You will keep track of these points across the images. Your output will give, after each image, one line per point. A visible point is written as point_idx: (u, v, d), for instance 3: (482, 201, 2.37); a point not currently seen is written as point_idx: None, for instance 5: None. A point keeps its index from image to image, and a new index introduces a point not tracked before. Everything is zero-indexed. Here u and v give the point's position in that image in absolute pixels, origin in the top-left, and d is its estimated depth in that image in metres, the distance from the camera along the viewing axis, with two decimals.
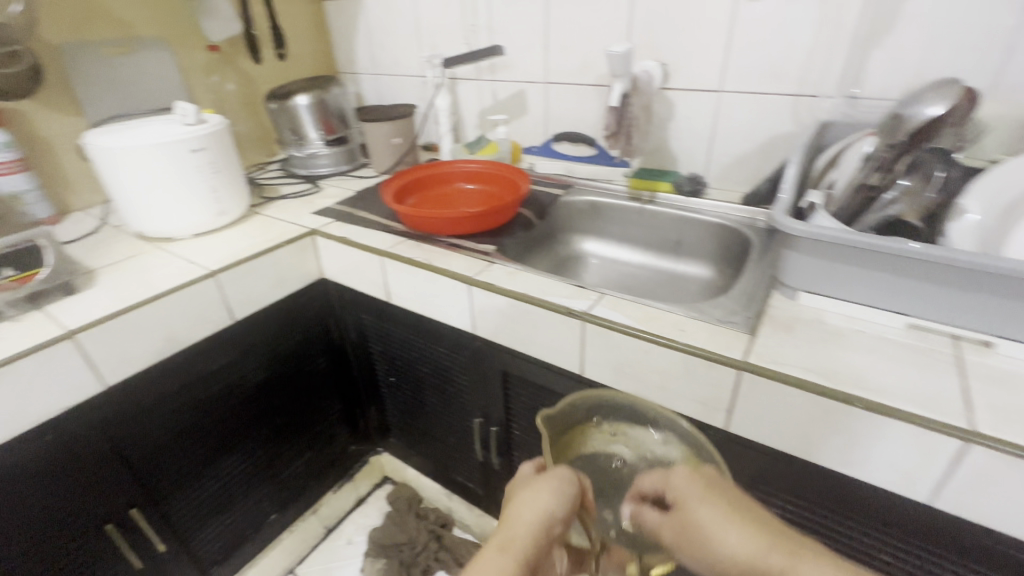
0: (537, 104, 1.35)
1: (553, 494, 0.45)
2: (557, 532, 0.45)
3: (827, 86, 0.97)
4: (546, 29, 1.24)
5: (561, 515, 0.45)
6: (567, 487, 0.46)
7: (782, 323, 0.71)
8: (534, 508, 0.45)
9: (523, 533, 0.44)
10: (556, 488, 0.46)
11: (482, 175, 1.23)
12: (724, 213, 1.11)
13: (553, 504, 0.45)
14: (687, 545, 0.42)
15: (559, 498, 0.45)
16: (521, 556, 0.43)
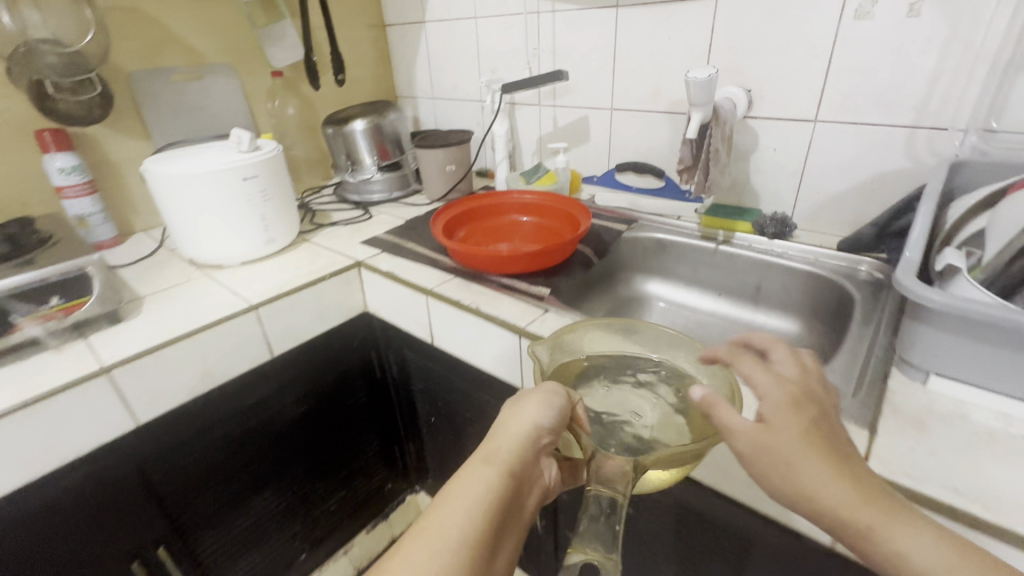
0: (600, 132, 1.26)
1: (541, 405, 0.58)
2: (542, 438, 0.58)
3: (953, 117, 0.82)
4: (613, 52, 1.15)
5: (543, 421, 0.58)
6: (554, 396, 0.58)
7: (908, 416, 0.56)
8: (522, 416, 0.58)
9: (508, 442, 0.58)
10: (545, 404, 0.58)
11: (540, 208, 1.15)
12: (816, 259, 0.96)
13: (537, 413, 0.58)
14: (774, 466, 0.45)
15: (546, 409, 0.58)
16: (503, 464, 0.57)
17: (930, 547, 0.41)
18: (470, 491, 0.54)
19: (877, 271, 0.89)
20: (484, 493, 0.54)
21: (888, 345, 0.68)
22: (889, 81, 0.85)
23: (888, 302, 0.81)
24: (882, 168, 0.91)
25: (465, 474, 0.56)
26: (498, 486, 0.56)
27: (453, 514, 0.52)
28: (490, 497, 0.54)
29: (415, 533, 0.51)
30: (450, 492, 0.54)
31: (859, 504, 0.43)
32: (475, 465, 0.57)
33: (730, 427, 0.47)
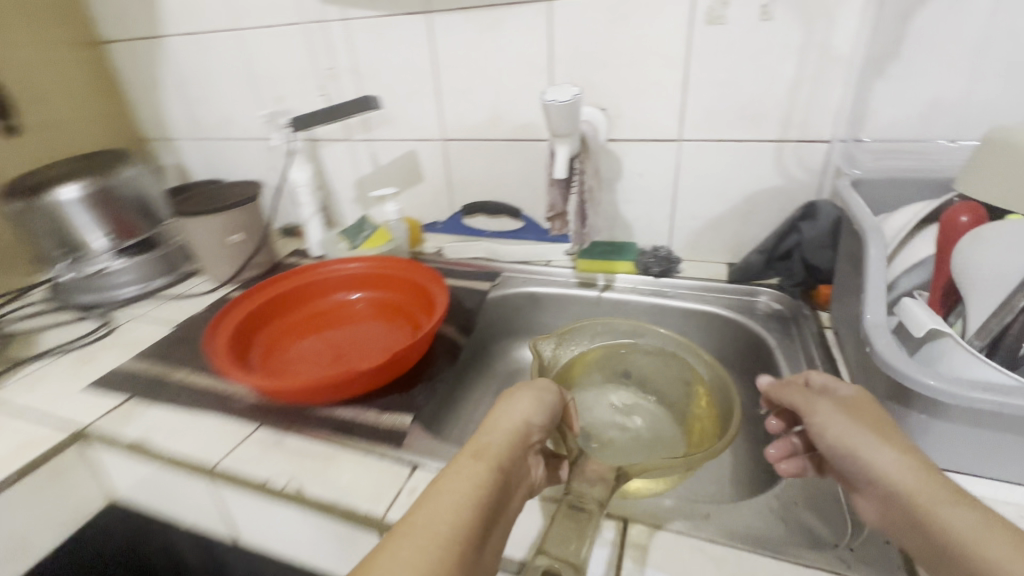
0: (434, 168, 1.00)
1: (532, 402, 0.51)
2: (533, 439, 0.49)
3: (816, 130, 0.75)
4: (433, 69, 0.90)
5: (535, 421, 0.49)
6: (547, 399, 0.52)
7: None
8: (514, 412, 0.49)
9: (502, 437, 0.47)
10: (538, 400, 0.51)
11: (376, 278, 0.87)
12: (708, 294, 0.84)
13: (530, 410, 0.50)
14: (842, 436, 0.41)
15: (537, 409, 0.50)
16: (496, 460, 0.45)
17: (982, 529, 0.32)
18: (459, 486, 0.41)
19: (776, 302, 0.79)
20: (474, 488, 0.41)
21: None
22: (751, 92, 0.76)
23: (803, 341, 0.71)
24: (754, 186, 0.82)
25: (448, 472, 0.43)
26: (491, 483, 0.43)
27: (440, 512, 0.39)
28: (484, 497, 0.41)
29: (390, 537, 0.37)
30: (434, 491, 0.40)
31: (929, 484, 0.35)
32: (460, 460, 0.45)
33: (808, 404, 0.45)
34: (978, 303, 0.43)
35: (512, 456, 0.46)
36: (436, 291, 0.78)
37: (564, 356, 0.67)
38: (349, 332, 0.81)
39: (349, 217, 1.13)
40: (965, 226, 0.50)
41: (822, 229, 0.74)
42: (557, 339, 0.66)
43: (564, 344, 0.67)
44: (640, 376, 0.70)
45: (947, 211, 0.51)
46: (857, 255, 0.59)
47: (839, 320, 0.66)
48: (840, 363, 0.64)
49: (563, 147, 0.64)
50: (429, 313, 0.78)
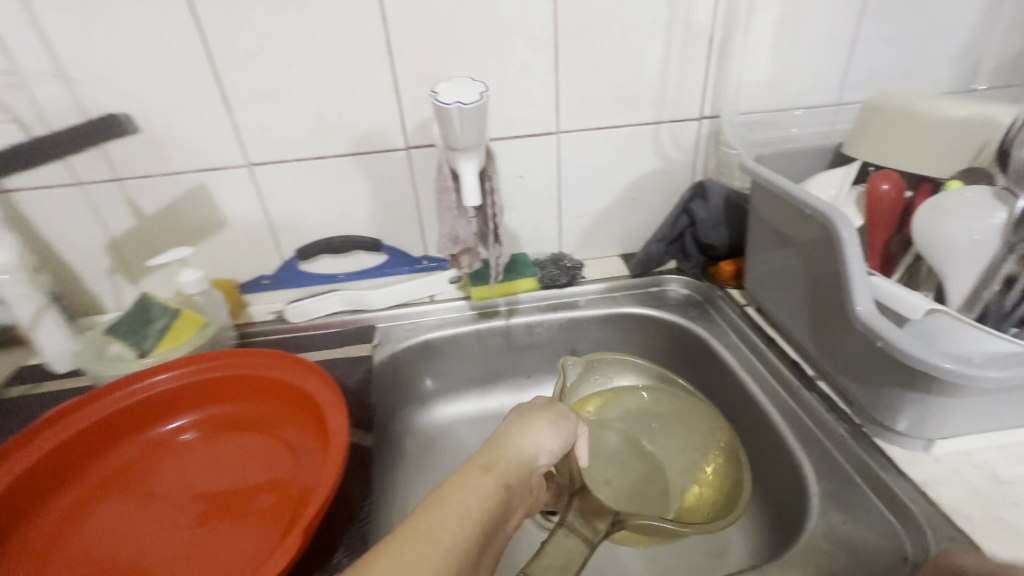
0: (240, 207, 0.71)
1: (551, 425, 0.45)
2: (541, 465, 0.44)
3: (686, 109, 0.73)
4: (212, 67, 0.62)
5: (551, 447, 0.44)
6: (566, 423, 0.46)
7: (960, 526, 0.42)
8: (526, 431, 0.44)
9: (512, 452, 0.42)
10: (560, 426, 0.46)
11: (200, 390, 0.57)
12: (618, 294, 0.78)
13: (547, 432, 0.44)
14: None
15: (555, 431, 0.45)
16: (504, 476, 0.40)
17: None
18: (461, 502, 0.36)
19: (685, 287, 0.77)
20: (477, 508, 0.36)
21: (821, 400, 0.55)
22: (622, 73, 0.69)
23: (731, 324, 0.69)
24: (635, 173, 0.78)
25: (453, 484, 0.38)
26: (496, 502, 0.38)
27: (443, 525, 0.34)
28: (487, 515, 0.37)
29: (384, 548, 0.32)
30: (434, 505, 0.36)
31: None
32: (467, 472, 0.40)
33: None
34: (959, 276, 0.44)
35: (518, 476, 0.41)
36: (315, 388, 0.55)
37: (584, 383, 0.57)
38: (174, 492, 0.51)
39: (108, 296, 0.75)
40: (887, 193, 0.51)
41: (714, 208, 0.73)
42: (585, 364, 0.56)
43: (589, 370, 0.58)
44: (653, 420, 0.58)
45: (867, 181, 0.52)
46: (786, 235, 0.57)
47: (762, 297, 0.66)
48: (779, 341, 0.64)
49: (471, 165, 0.49)
50: (313, 422, 0.55)
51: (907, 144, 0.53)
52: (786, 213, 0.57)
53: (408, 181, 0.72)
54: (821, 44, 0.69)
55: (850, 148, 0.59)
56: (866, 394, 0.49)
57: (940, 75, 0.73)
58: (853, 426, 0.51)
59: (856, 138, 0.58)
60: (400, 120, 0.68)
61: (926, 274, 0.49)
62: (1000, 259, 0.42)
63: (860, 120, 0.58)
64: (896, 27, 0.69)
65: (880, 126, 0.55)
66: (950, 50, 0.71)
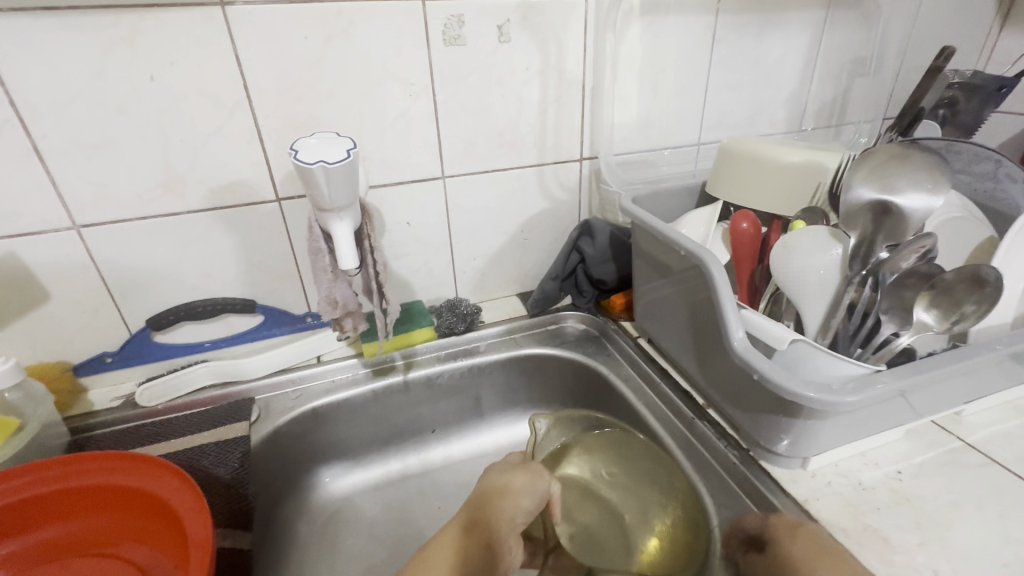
0: (68, 276, 0.60)
1: (526, 485, 0.43)
2: (519, 521, 0.42)
3: (566, 151, 0.75)
4: (17, 115, 0.51)
5: (527, 505, 0.42)
6: (542, 479, 0.44)
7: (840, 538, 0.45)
8: (507, 488, 0.43)
9: (494, 509, 0.42)
10: (533, 483, 0.44)
11: (9, 517, 0.45)
12: (517, 335, 0.77)
13: (523, 491, 0.43)
14: None
15: (532, 490, 0.43)
16: (489, 535, 0.41)
17: None
18: (438, 563, 0.39)
19: (581, 322, 0.79)
20: (450, 571, 0.38)
21: (712, 427, 0.57)
22: (502, 118, 0.69)
23: (627, 357, 0.71)
24: (524, 213, 0.78)
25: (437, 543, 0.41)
26: (474, 562, 0.39)
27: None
28: (463, 571, 0.39)
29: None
30: (418, 567, 0.39)
31: None
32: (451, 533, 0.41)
33: None
34: (814, 306, 0.49)
35: (498, 535, 0.41)
36: (170, 493, 0.46)
37: (559, 441, 0.54)
38: None
39: None
40: (747, 231, 0.55)
41: (601, 245, 0.76)
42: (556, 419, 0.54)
43: (563, 424, 0.55)
44: (628, 476, 0.52)
45: (729, 221, 0.56)
46: (664, 270, 0.60)
47: (651, 329, 0.69)
48: (671, 371, 0.66)
49: (344, 226, 0.46)
50: (171, 535, 0.46)
51: (763, 182, 0.59)
52: (661, 251, 0.59)
53: (281, 234, 0.66)
54: (679, 91, 0.75)
55: (714, 188, 0.64)
56: (749, 420, 0.52)
57: (779, 117, 0.83)
58: (742, 451, 0.54)
59: (718, 179, 0.63)
60: (266, 170, 0.61)
61: (786, 305, 0.53)
62: (842, 291, 0.48)
63: (718, 162, 0.63)
64: (740, 75, 0.77)
65: (738, 167, 0.61)
66: (782, 97, 0.81)
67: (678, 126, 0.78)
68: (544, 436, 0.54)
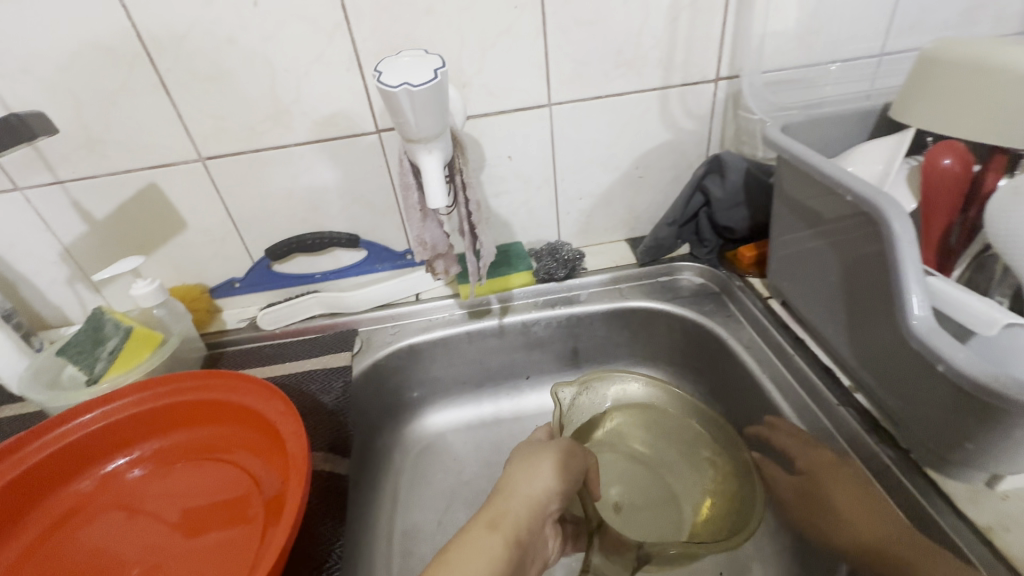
0: (198, 206, 0.64)
1: (563, 468, 0.43)
2: (554, 508, 0.42)
3: (696, 70, 0.62)
4: (144, 48, 0.54)
5: (562, 489, 0.42)
6: (575, 458, 0.45)
7: None
8: (540, 475, 0.42)
9: (523, 503, 0.40)
10: (561, 463, 0.43)
11: (161, 415, 0.52)
12: (623, 286, 0.70)
13: (556, 471, 0.43)
14: None
15: (568, 475, 0.43)
16: (513, 532, 0.38)
17: None
18: (476, 559, 0.35)
19: (699, 276, 0.69)
20: (491, 564, 0.35)
21: (858, 418, 0.47)
22: (620, 27, 0.58)
23: (751, 320, 0.61)
24: (641, 146, 0.68)
25: (457, 545, 0.37)
26: (505, 560, 0.36)
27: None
28: (496, 571, 0.35)
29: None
30: (439, 567, 0.35)
31: None
32: (478, 524, 0.38)
33: None
34: None
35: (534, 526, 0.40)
36: (279, 416, 0.49)
37: (579, 406, 0.56)
38: (156, 517, 0.48)
39: (72, 307, 0.70)
40: (951, 169, 0.42)
41: (732, 186, 0.64)
42: (579, 384, 0.55)
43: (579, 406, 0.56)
44: (669, 442, 0.57)
45: (926, 152, 0.43)
46: (815, 216, 0.48)
47: (788, 292, 0.57)
48: (809, 342, 0.55)
49: (433, 158, 0.41)
50: (279, 454, 0.49)
51: (993, 100, 0.42)
52: (814, 192, 0.47)
53: (382, 168, 0.64)
54: None
55: (905, 111, 0.48)
56: (917, 419, 0.41)
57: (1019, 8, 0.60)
58: (899, 451, 0.43)
59: (913, 99, 0.47)
60: (365, 99, 0.59)
61: (1000, 274, 0.40)
62: None
63: (916, 76, 0.47)
64: None
65: (946, 81, 0.44)
66: None
67: (854, 30, 0.60)
68: (569, 404, 0.55)
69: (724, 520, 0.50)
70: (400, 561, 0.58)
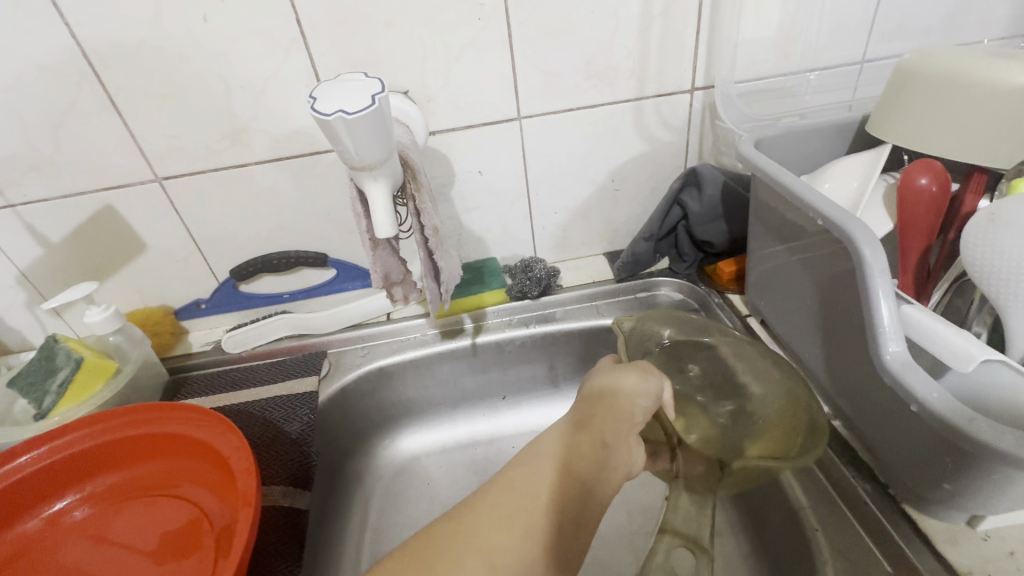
0: (158, 227, 0.62)
1: (639, 380, 0.40)
2: (638, 417, 0.39)
3: (671, 81, 0.60)
4: (91, 68, 0.51)
5: (644, 402, 0.40)
6: (654, 377, 0.41)
7: None
8: (620, 387, 0.40)
9: (607, 408, 0.38)
10: (644, 375, 0.41)
11: (113, 449, 0.50)
12: (601, 302, 0.68)
13: (637, 388, 0.40)
14: None
15: (646, 389, 0.40)
16: (598, 433, 0.37)
17: None
18: (550, 464, 0.35)
19: (678, 291, 0.67)
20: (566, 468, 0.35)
21: (836, 448, 0.45)
22: (591, 36, 0.56)
23: None
24: (617, 159, 0.66)
25: (539, 446, 0.37)
26: (589, 463, 0.36)
27: (531, 482, 0.34)
28: (577, 472, 0.35)
29: (475, 503, 0.34)
30: (523, 463, 0.36)
31: None
32: (559, 427, 0.38)
33: None
34: None
35: (620, 431, 0.38)
36: (231, 452, 0.46)
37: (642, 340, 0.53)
38: (109, 556, 0.46)
39: (33, 332, 0.68)
40: (928, 189, 0.40)
41: (709, 200, 0.62)
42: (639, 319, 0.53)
43: (635, 341, 0.52)
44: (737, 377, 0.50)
45: (900, 173, 0.41)
46: (790, 235, 0.46)
47: (767, 311, 0.55)
48: (788, 364, 0.53)
49: (379, 188, 0.39)
50: (233, 489, 0.47)
51: (970, 120, 0.40)
52: (788, 211, 0.45)
53: (347, 186, 0.62)
54: None
55: (881, 128, 0.46)
56: (895, 454, 0.39)
57: (1003, 16, 0.58)
58: (878, 487, 0.41)
59: (889, 117, 0.45)
60: None
61: (979, 302, 0.38)
62: None
63: (891, 92, 0.45)
64: None
65: (928, 98, 0.42)
66: None
67: (833, 38, 0.58)
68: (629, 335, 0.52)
69: (786, 434, 0.44)
70: None
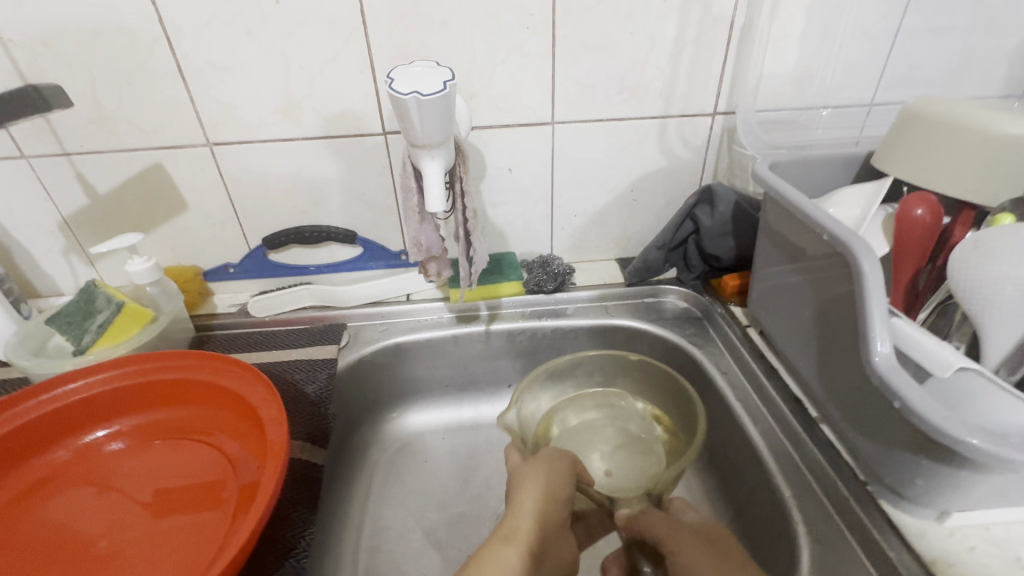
0: (200, 189, 0.65)
1: (554, 471, 0.46)
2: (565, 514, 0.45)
3: (694, 104, 0.65)
4: (164, 34, 0.55)
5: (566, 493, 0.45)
6: (564, 459, 0.47)
7: None
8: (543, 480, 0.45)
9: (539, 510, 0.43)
10: (560, 469, 0.46)
11: (147, 392, 0.53)
12: (609, 304, 0.72)
13: (557, 476, 0.45)
14: None
15: (566, 479, 0.46)
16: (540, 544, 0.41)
17: None
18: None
19: (683, 300, 0.71)
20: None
21: (821, 449, 0.49)
22: (626, 54, 0.61)
23: (730, 347, 0.63)
24: (638, 171, 0.70)
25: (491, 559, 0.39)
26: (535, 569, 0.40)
27: None
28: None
29: None
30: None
31: None
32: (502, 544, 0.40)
33: None
34: (1002, 330, 0.38)
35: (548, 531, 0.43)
36: (260, 401, 0.50)
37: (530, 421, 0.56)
38: (131, 492, 0.48)
39: (64, 278, 0.70)
40: (921, 220, 0.44)
41: (721, 217, 0.66)
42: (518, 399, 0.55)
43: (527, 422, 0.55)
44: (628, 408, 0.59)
45: (899, 202, 0.45)
46: (794, 253, 0.51)
47: (767, 322, 0.59)
48: (781, 372, 0.57)
49: (435, 164, 0.44)
50: (258, 438, 0.50)
51: (960, 161, 0.46)
52: (794, 229, 0.50)
53: (384, 169, 0.66)
54: (858, 35, 0.60)
55: (883, 160, 0.51)
56: (876, 454, 0.43)
57: (1001, 76, 0.63)
58: (857, 485, 0.45)
59: (891, 150, 0.50)
60: (375, 102, 0.61)
61: (960, 321, 0.43)
62: None
63: (898, 127, 0.50)
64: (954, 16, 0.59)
65: (926, 138, 0.47)
66: (1010, 47, 0.61)
67: (847, 80, 0.63)
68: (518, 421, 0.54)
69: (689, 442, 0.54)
70: (367, 556, 0.59)
